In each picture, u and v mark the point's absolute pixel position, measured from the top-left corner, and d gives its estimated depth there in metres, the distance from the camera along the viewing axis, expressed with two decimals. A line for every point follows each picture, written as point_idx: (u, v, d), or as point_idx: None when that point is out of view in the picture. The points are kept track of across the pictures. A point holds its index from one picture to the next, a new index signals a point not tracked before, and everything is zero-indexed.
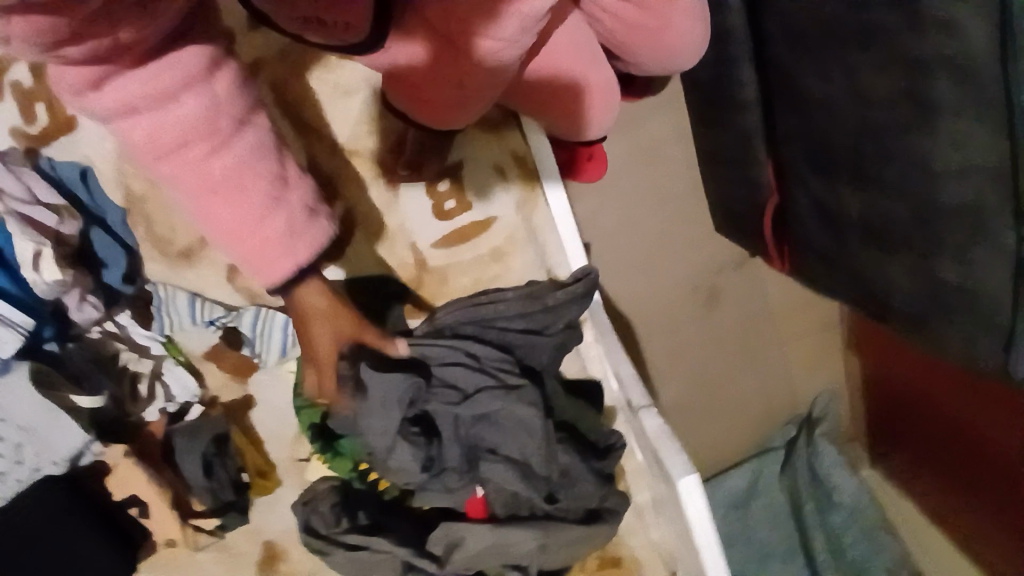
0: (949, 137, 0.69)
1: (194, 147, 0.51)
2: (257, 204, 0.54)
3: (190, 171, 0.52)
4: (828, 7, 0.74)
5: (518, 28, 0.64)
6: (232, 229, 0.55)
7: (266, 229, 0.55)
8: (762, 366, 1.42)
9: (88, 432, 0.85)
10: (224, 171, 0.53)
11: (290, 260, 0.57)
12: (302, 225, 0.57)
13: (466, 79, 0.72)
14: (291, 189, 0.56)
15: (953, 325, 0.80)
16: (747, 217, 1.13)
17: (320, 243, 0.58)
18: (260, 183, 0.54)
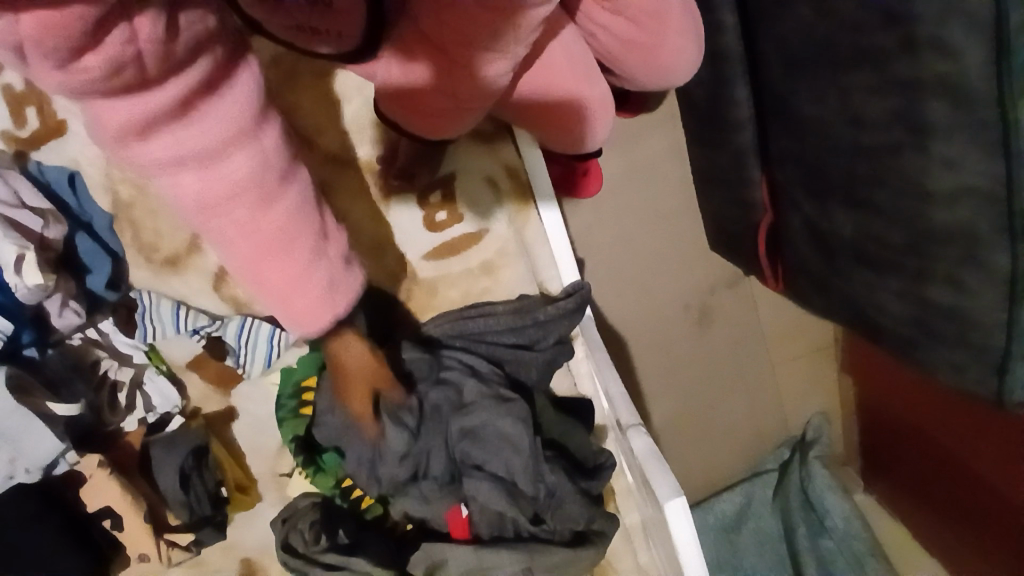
0: (942, 158, 0.68)
1: (246, 204, 0.53)
2: (305, 258, 0.58)
3: (239, 229, 0.54)
4: (823, 29, 0.75)
5: (515, 48, 0.64)
6: (274, 280, 0.58)
7: (312, 281, 0.59)
8: (755, 387, 1.40)
9: (65, 441, 0.79)
10: (272, 222, 0.55)
11: (329, 310, 0.60)
12: (338, 270, 0.60)
13: (461, 96, 0.72)
14: (326, 238, 0.60)
15: (945, 349, 0.79)
16: (740, 236, 1.13)
17: (355, 291, 0.62)
18: (303, 232, 0.57)
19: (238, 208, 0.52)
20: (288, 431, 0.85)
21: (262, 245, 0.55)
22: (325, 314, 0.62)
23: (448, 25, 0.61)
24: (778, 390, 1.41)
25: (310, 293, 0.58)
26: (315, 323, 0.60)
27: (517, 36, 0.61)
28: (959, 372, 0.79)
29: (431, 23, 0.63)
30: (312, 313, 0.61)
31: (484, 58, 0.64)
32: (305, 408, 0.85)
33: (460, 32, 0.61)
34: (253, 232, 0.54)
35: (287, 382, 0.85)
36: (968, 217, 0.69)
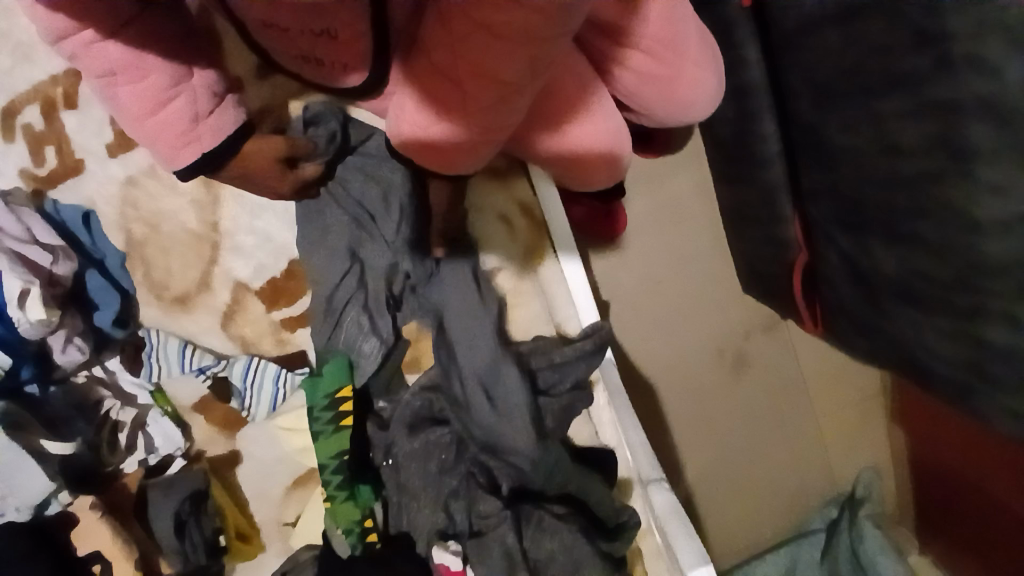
0: (988, 185, 0.62)
1: (151, 64, 0.60)
2: (199, 102, 0.64)
3: (145, 100, 0.62)
4: (848, 54, 0.71)
5: (530, 67, 0.60)
6: (167, 132, 0.63)
7: (197, 131, 0.65)
8: (796, 439, 1.30)
9: (55, 481, 0.78)
10: (162, 83, 0.61)
11: (194, 146, 0.65)
12: (209, 118, 0.65)
13: (476, 126, 0.66)
14: (224, 99, 0.68)
15: (1006, 396, 0.71)
16: (775, 276, 1.06)
17: (230, 133, 0.68)
18: (198, 81, 0.64)
19: (143, 74, 0.60)
20: (321, 450, 0.80)
21: (153, 98, 0.61)
22: (196, 156, 0.66)
23: (460, 47, 0.59)
24: (821, 441, 1.31)
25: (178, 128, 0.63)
26: (190, 159, 0.65)
27: (530, 50, 0.58)
28: None
29: (441, 45, 0.61)
30: (181, 156, 0.65)
31: (496, 77, 0.61)
32: (345, 421, 0.81)
33: (472, 52, 0.59)
34: (157, 91, 0.61)
35: (318, 392, 0.80)
36: (1022, 247, 0.62)
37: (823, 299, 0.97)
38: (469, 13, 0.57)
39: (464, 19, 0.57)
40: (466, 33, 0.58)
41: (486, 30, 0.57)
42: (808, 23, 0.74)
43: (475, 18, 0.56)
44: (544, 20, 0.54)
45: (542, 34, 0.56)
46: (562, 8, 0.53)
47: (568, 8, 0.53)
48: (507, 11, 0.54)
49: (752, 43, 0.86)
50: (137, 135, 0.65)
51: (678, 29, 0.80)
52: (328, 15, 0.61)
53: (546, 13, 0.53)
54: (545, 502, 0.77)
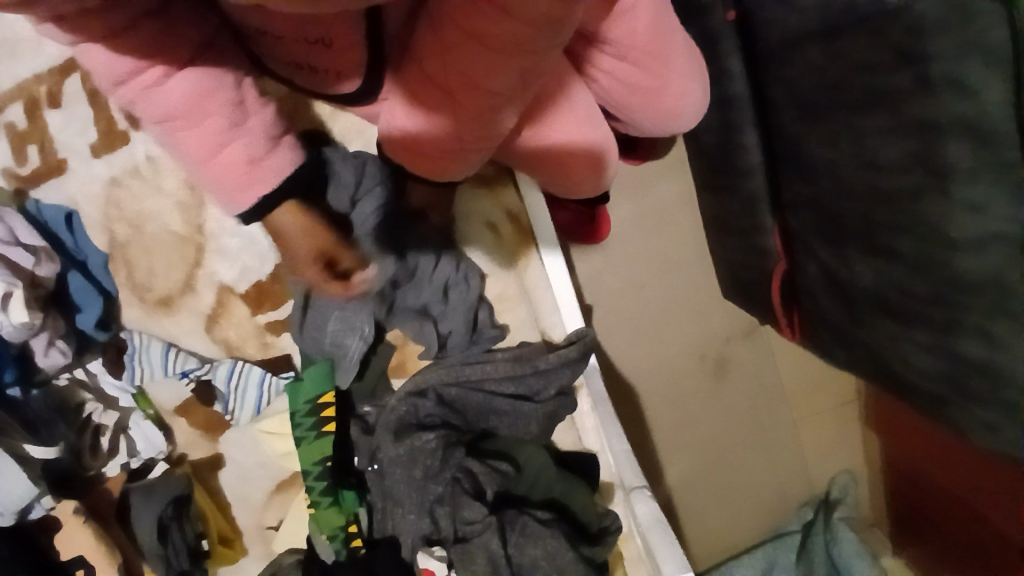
0: (964, 202, 0.64)
1: (210, 111, 0.58)
2: (255, 145, 0.62)
3: (200, 146, 0.60)
4: (832, 70, 0.73)
5: (518, 78, 0.61)
6: (222, 174, 0.62)
7: (254, 173, 0.63)
8: (774, 446, 1.32)
9: (38, 486, 0.76)
10: (219, 127, 0.59)
11: (256, 191, 0.64)
12: (268, 160, 0.63)
13: (469, 132, 0.67)
14: (281, 140, 0.65)
15: (979, 406, 0.73)
16: (756, 284, 1.08)
17: (290, 172, 0.65)
18: (256, 122, 0.62)
19: (202, 119, 0.58)
20: (305, 456, 0.81)
21: (210, 142, 0.60)
22: (253, 200, 0.64)
23: (451, 56, 0.60)
24: (799, 445, 1.33)
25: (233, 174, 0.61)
26: (250, 201, 0.64)
27: (518, 61, 0.58)
28: (995, 432, 0.73)
29: (434, 53, 0.61)
30: (241, 199, 0.64)
31: (486, 85, 0.61)
32: (329, 427, 0.82)
33: (463, 62, 0.59)
34: (211, 136, 0.59)
35: (301, 399, 0.81)
36: (995, 265, 0.64)
37: (802, 308, 0.99)
38: (460, 24, 0.57)
39: (455, 29, 0.58)
40: (457, 43, 0.59)
41: (475, 40, 0.57)
42: (791, 38, 0.76)
43: (465, 28, 0.57)
44: (531, 33, 0.54)
45: (530, 46, 0.56)
46: (549, 24, 0.53)
47: (556, 24, 0.53)
48: (495, 24, 0.54)
49: (736, 56, 0.87)
50: (198, 176, 0.64)
51: (663, 41, 0.81)
52: (324, 26, 0.60)
53: (533, 28, 0.53)
54: (528, 508, 0.78)
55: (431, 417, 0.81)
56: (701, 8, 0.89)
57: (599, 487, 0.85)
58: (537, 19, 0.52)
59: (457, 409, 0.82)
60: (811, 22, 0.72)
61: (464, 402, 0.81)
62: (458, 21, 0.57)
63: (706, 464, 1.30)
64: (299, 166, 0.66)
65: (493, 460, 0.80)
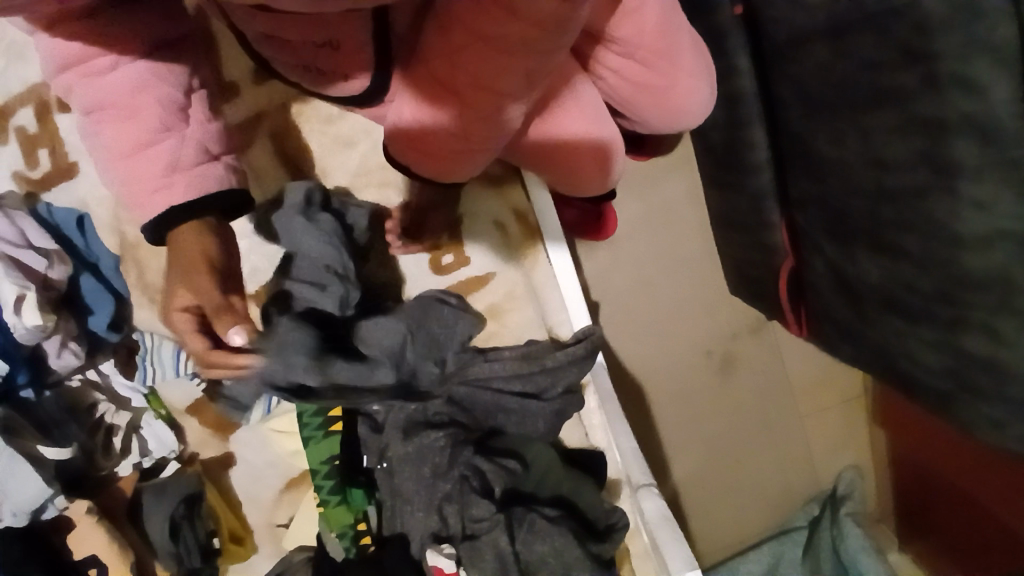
0: (970, 200, 0.64)
1: (144, 104, 0.53)
2: (183, 151, 0.55)
3: (127, 141, 0.54)
4: (836, 68, 0.73)
5: (527, 79, 0.62)
6: (138, 177, 0.55)
7: (172, 179, 0.55)
8: (781, 443, 1.33)
9: (52, 486, 0.78)
10: (151, 123, 0.53)
11: (166, 199, 0.55)
12: (193, 169, 0.56)
13: (476, 133, 0.69)
14: (217, 157, 0.59)
15: (985, 403, 0.73)
16: (763, 282, 1.08)
17: (212, 190, 0.57)
18: (194, 131, 0.56)
19: (134, 114, 0.53)
20: (313, 455, 0.82)
21: (137, 138, 0.54)
22: (164, 212, 0.56)
23: (460, 59, 0.60)
24: (807, 443, 1.33)
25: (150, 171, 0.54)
26: (160, 211, 0.55)
27: (528, 62, 0.59)
28: (1001, 429, 0.73)
29: (441, 56, 0.61)
30: (149, 210, 0.56)
31: (495, 87, 0.62)
32: (336, 426, 0.83)
33: (472, 64, 0.60)
34: (137, 131, 0.53)
35: (307, 401, 0.82)
36: (1001, 262, 0.65)
37: (809, 305, 0.99)
38: (468, 28, 0.57)
39: (464, 32, 0.58)
40: (466, 46, 0.59)
41: (484, 43, 0.57)
42: (798, 35, 0.76)
43: (474, 32, 0.57)
44: (541, 33, 0.55)
45: (540, 47, 0.57)
46: (559, 23, 0.54)
47: (566, 22, 0.54)
48: (507, 28, 0.55)
49: (743, 53, 0.87)
50: (119, 184, 0.57)
51: (670, 39, 0.81)
52: (328, 27, 0.60)
53: (544, 28, 0.54)
54: (536, 505, 0.78)
55: (439, 416, 0.82)
56: (708, 6, 0.89)
57: (606, 484, 0.86)
58: (549, 20, 0.53)
59: (466, 408, 0.83)
60: (817, 20, 0.72)
61: (473, 401, 0.82)
62: (467, 24, 0.57)
63: (712, 460, 1.30)
64: (225, 186, 0.58)
65: (501, 458, 0.80)
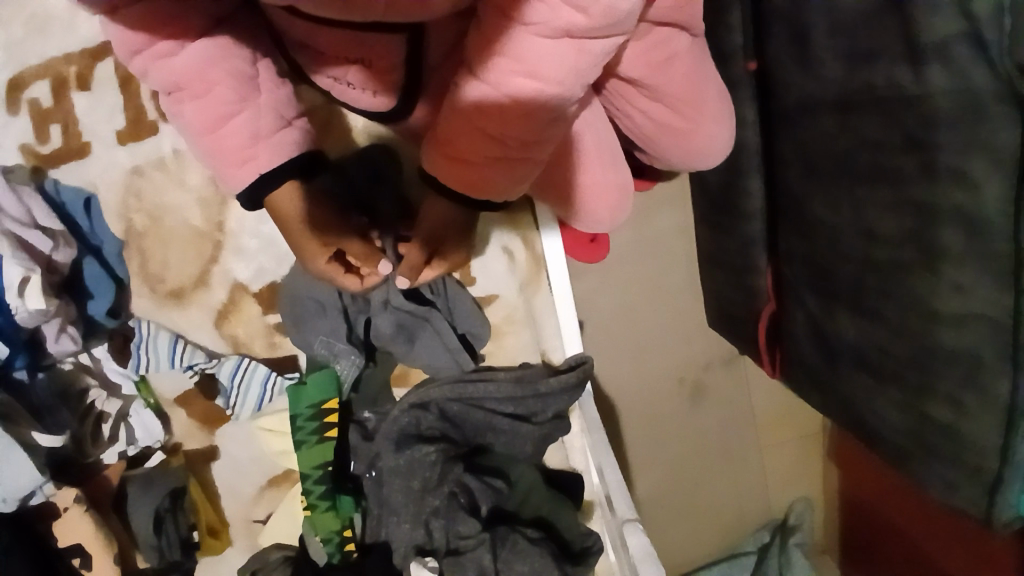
0: (951, 281, 0.70)
1: (219, 80, 0.59)
2: (261, 120, 0.62)
3: (204, 116, 0.60)
4: (841, 141, 0.77)
5: (574, 67, 0.55)
6: (224, 150, 0.61)
7: (255, 149, 0.62)
8: (740, 472, 1.39)
9: (43, 475, 0.80)
10: (227, 97, 0.60)
11: (255, 165, 0.62)
12: (272, 135, 0.62)
13: (511, 136, 0.59)
14: (292, 122, 0.65)
15: (941, 465, 0.80)
16: (742, 322, 1.13)
17: (292, 153, 0.64)
18: (267, 100, 0.62)
19: (209, 90, 0.60)
20: (305, 459, 0.84)
21: (217, 112, 0.60)
22: (253, 177, 0.63)
23: (499, 47, 0.54)
24: (765, 477, 1.40)
25: (233, 139, 0.61)
26: (250, 178, 0.63)
27: (574, 48, 0.54)
28: (953, 489, 0.80)
29: (478, 51, 0.56)
30: (241, 176, 0.63)
31: (539, 77, 0.55)
32: (330, 433, 0.85)
33: (513, 53, 0.54)
34: (216, 107, 0.60)
35: (303, 403, 0.83)
36: (973, 341, 0.70)
37: (783, 351, 1.04)
38: (505, 12, 0.53)
39: (499, 19, 0.53)
40: (501, 34, 0.54)
41: (527, 30, 0.53)
42: (807, 102, 0.80)
43: (514, 17, 0.53)
44: (589, 20, 0.52)
45: (588, 32, 0.53)
46: (608, 9, 0.52)
47: (615, 11, 0.52)
48: (549, 9, 0.51)
49: (751, 105, 0.91)
50: (206, 158, 0.64)
51: (700, 88, 0.81)
52: (368, 51, 0.60)
53: (592, 13, 0.52)
54: (519, 527, 0.81)
55: (431, 430, 0.84)
56: (721, 58, 0.92)
57: (582, 506, 0.91)
58: (597, 3, 0.51)
59: (456, 424, 0.85)
60: (829, 91, 0.76)
61: (465, 418, 0.84)
62: (508, 9, 0.53)
63: (674, 480, 1.36)
64: (302, 146, 0.64)
65: (488, 477, 0.84)
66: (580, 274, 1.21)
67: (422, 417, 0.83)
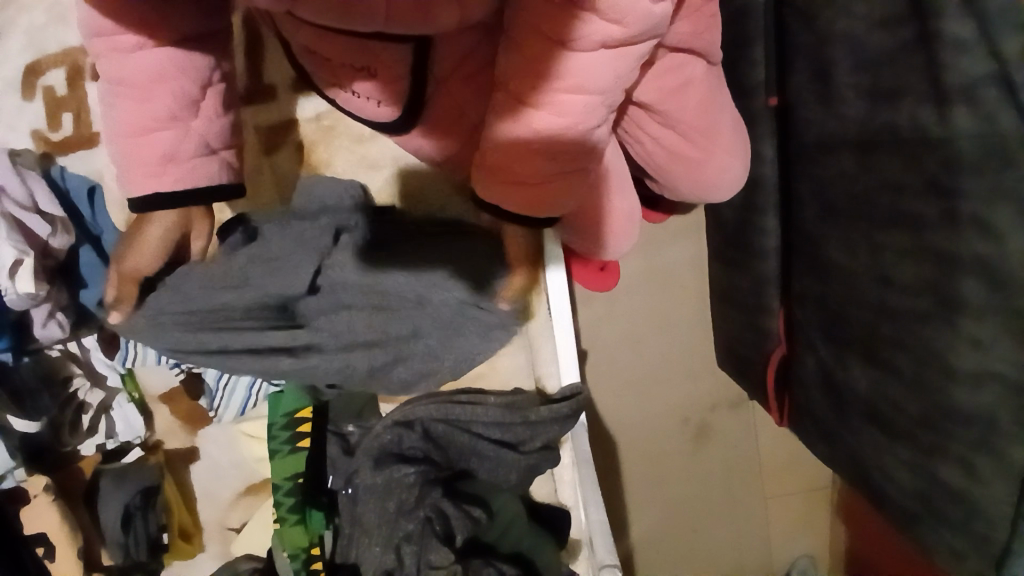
0: (970, 337, 0.65)
1: (156, 91, 0.54)
2: (183, 144, 0.57)
3: (128, 116, 0.55)
4: (861, 182, 0.74)
5: (615, 74, 0.53)
6: (134, 155, 0.57)
7: (163, 168, 0.57)
8: (742, 521, 1.32)
9: (15, 458, 0.83)
10: (157, 111, 0.55)
11: (155, 182, 0.58)
12: (187, 161, 0.58)
13: (572, 146, 0.56)
14: (217, 152, 0.60)
15: (949, 533, 0.75)
16: (752, 366, 1.08)
17: (199, 186, 0.59)
18: (199, 125, 0.58)
19: (143, 97, 0.54)
20: (279, 469, 0.85)
21: (137, 120, 0.55)
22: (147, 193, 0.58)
23: (537, 64, 0.51)
24: (768, 531, 1.33)
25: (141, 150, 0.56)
26: (139, 193, 0.58)
27: (612, 56, 0.51)
28: (960, 559, 0.75)
29: (512, 69, 0.53)
30: (137, 186, 0.58)
31: (584, 89, 0.52)
32: (304, 443, 0.85)
33: (561, 71, 0.51)
34: (143, 117, 0.55)
35: (280, 410, 0.85)
36: (990, 403, 0.65)
37: (791, 398, 0.99)
38: (541, 31, 0.50)
39: (538, 40, 0.50)
40: (535, 52, 0.51)
41: (562, 48, 0.50)
42: (828, 142, 0.77)
43: (545, 32, 0.50)
44: (627, 29, 0.49)
45: (626, 40, 0.51)
46: (643, 15, 0.49)
47: (649, 17, 0.50)
48: (583, 24, 0.49)
49: (771, 140, 0.88)
50: (118, 154, 0.59)
51: (713, 118, 0.80)
52: (371, 56, 0.59)
53: (629, 23, 0.49)
54: (494, 560, 0.77)
55: (413, 450, 0.82)
56: (741, 91, 0.90)
57: (566, 544, 0.88)
58: (634, 12, 0.48)
59: (440, 446, 0.83)
60: (851, 131, 0.73)
61: (449, 440, 0.83)
62: (535, 22, 0.50)
63: (670, 525, 1.30)
64: (213, 186, 0.60)
65: (467, 504, 0.80)
66: (585, 301, 1.19)
67: (404, 436, 0.82)
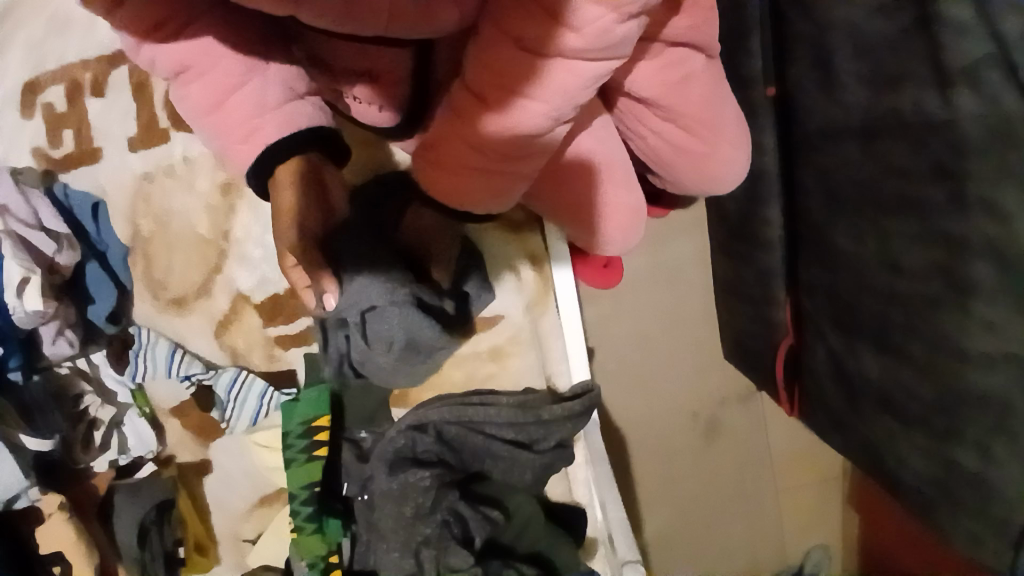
0: (982, 320, 0.65)
1: (224, 53, 0.57)
2: (268, 93, 0.59)
3: (208, 91, 0.58)
4: (866, 168, 0.74)
5: (565, 89, 0.52)
6: (230, 123, 0.59)
7: (262, 121, 0.59)
8: (755, 514, 1.31)
9: (29, 477, 0.83)
10: (234, 71, 0.57)
11: (264, 136, 0.59)
12: (279, 108, 0.60)
13: (493, 145, 0.57)
14: (304, 96, 0.62)
15: (966, 517, 0.75)
16: (761, 358, 1.08)
17: (302, 126, 0.61)
18: (275, 71, 0.60)
19: (213, 66, 0.57)
20: (295, 478, 0.84)
21: (221, 88, 0.58)
22: (256, 151, 0.60)
23: (492, 58, 0.51)
24: (781, 524, 1.33)
25: (236, 114, 0.58)
26: (250, 155, 0.60)
27: (564, 69, 0.50)
28: (978, 542, 0.74)
29: (474, 60, 0.53)
30: (245, 152, 0.60)
31: (527, 94, 0.52)
32: (320, 451, 0.84)
33: (507, 68, 0.51)
34: (223, 82, 0.58)
35: (294, 418, 0.83)
36: (1004, 384, 0.66)
37: (801, 388, 0.99)
38: (500, 25, 0.50)
39: (495, 34, 0.51)
40: (492, 49, 0.51)
41: (516, 47, 0.50)
42: (831, 131, 0.77)
43: (507, 31, 0.50)
44: (584, 41, 0.48)
45: (581, 53, 0.49)
46: (602, 31, 0.48)
47: (610, 35, 0.49)
48: (545, 29, 0.48)
49: (773, 131, 0.88)
50: (211, 137, 0.62)
51: (717, 110, 0.80)
52: (370, 58, 0.59)
53: (586, 34, 0.48)
54: (512, 562, 0.79)
55: (427, 454, 0.82)
56: (741, 83, 0.90)
57: (583, 543, 0.87)
58: (591, 24, 0.47)
59: (453, 449, 0.83)
60: (854, 118, 0.73)
61: (462, 442, 0.82)
62: (501, 17, 0.50)
63: (683, 520, 1.29)
64: (313, 124, 0.62)
65: (484, 507, 0.81)
66: (590, 299, 1.19)
67: (416, 440, 0.82)
